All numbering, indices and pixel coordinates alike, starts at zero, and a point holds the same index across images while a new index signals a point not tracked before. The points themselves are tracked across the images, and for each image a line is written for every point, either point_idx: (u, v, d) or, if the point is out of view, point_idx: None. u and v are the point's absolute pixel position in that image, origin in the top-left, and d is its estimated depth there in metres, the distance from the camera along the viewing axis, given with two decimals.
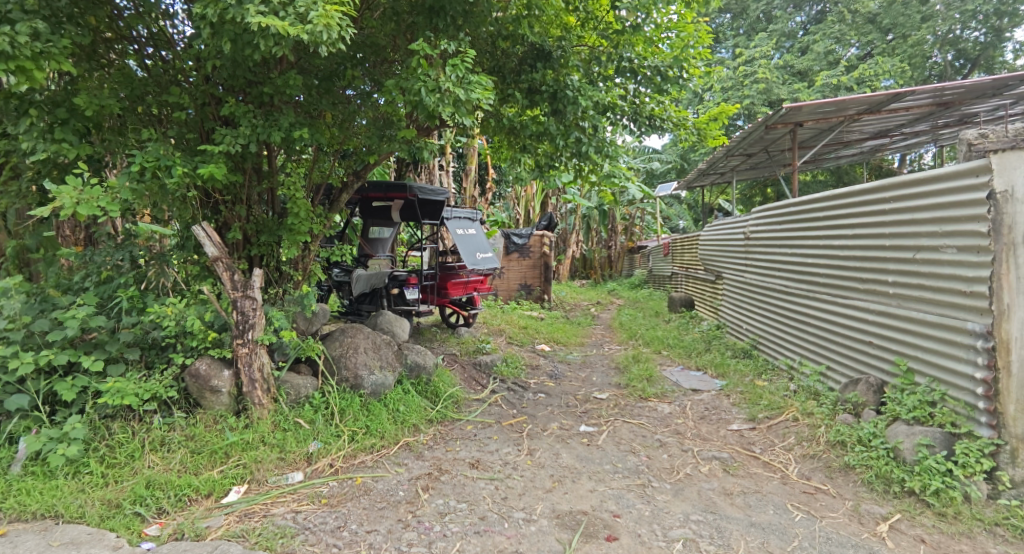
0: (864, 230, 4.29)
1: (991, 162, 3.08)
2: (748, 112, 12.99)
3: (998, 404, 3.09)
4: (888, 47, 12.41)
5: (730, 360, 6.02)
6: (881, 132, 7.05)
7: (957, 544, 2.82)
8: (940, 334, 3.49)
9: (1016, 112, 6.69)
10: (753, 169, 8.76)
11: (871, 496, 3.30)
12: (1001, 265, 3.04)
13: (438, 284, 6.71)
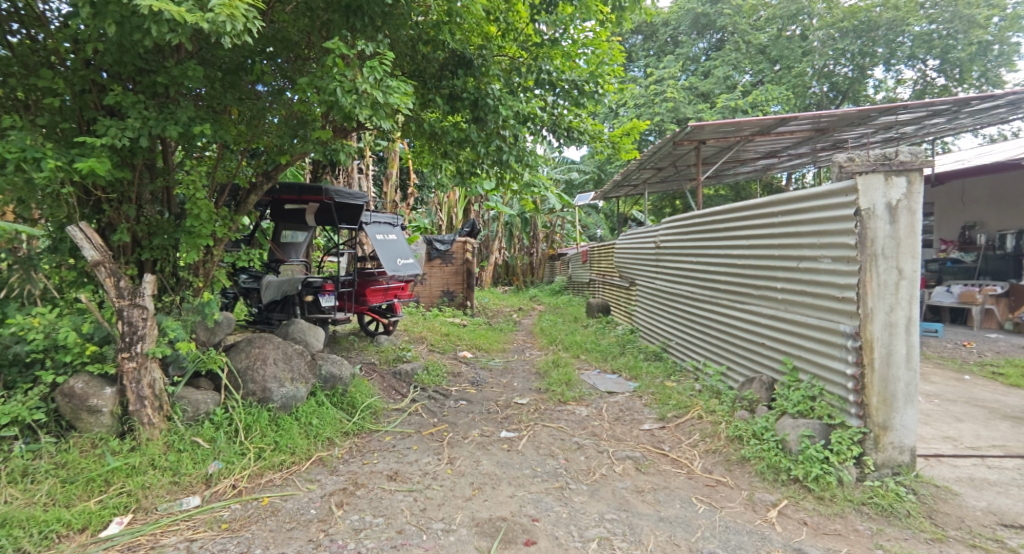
0: (756, 241, 4.69)
1: (856, 183, 3.50)
2: (658, 128, 13.78)
3: (864, 397, 3.49)
4: (775, 76, 13.71)
5: (643, 362, 6.33)
6: (771, 152, 7.77)
7: (832, 524, 3.15)
8: (819, 336, 3.89)
9: (877, 139, 7.63)
10: (662, 182, 9.32)
11: (763, 484, 3.61)
12: (866, 273, 3.46)
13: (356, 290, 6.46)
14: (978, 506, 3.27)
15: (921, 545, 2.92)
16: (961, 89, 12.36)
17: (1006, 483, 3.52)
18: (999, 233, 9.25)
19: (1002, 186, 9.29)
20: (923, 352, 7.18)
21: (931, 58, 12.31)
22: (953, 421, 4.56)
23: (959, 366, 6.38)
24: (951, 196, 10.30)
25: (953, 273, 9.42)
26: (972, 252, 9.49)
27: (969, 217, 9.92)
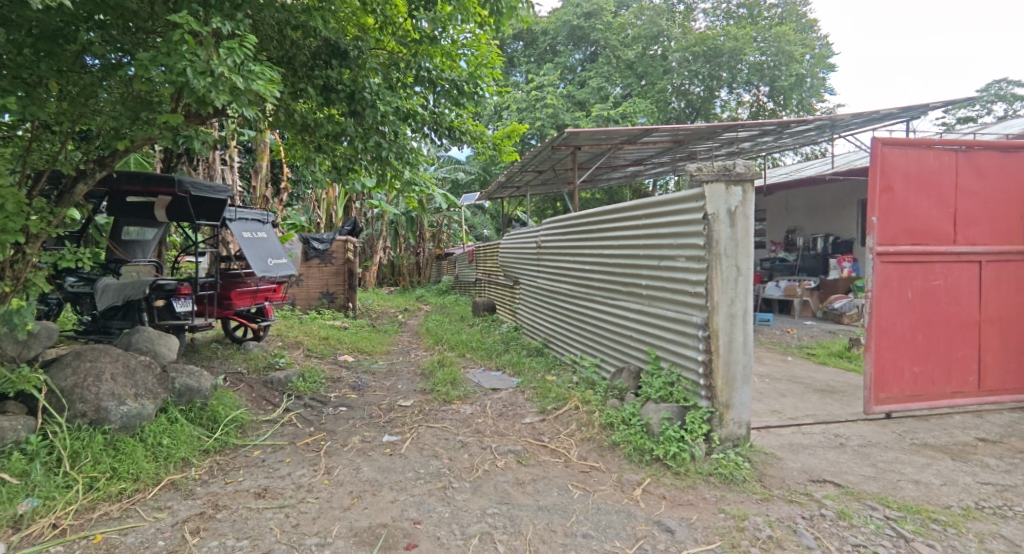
0: (625, 242, 5.09)
1: (704, 190, 3.95)
2: (539, 133, 14.28)
3: (712, 380, 3.96)
4: (642, 90, 15.08)
5: (525, 358, 6.55)
6: (638, 160, 8.44)
7: (686, 495, 3.52)
8: (676, 327, 4.34)
9: (723, 152, 8.66)
10: (543, 185, 9.69)
11: (630, 466, 3.93)
12: (713, 271, 3.92)
13: (218, 294, 5.87)
14: (794, 467, 3.89)
15: (753, 505, 3.39)
16: (785, 114, 14.28)
17: (816, 446, 4.23)
18: (812, 236, 11.07)
19: (815, 197, 11.06)
20: (758, 338, 8.31)
21: (763, 85, 14.13)
22: (780, 396, 5.36)
23: (785, 349, 7.49)
24: (777, 204, 12.10)
25: (781, 271, 11.09)
26: (793, 252, 11.40)
27: (791, 222, 11.76)
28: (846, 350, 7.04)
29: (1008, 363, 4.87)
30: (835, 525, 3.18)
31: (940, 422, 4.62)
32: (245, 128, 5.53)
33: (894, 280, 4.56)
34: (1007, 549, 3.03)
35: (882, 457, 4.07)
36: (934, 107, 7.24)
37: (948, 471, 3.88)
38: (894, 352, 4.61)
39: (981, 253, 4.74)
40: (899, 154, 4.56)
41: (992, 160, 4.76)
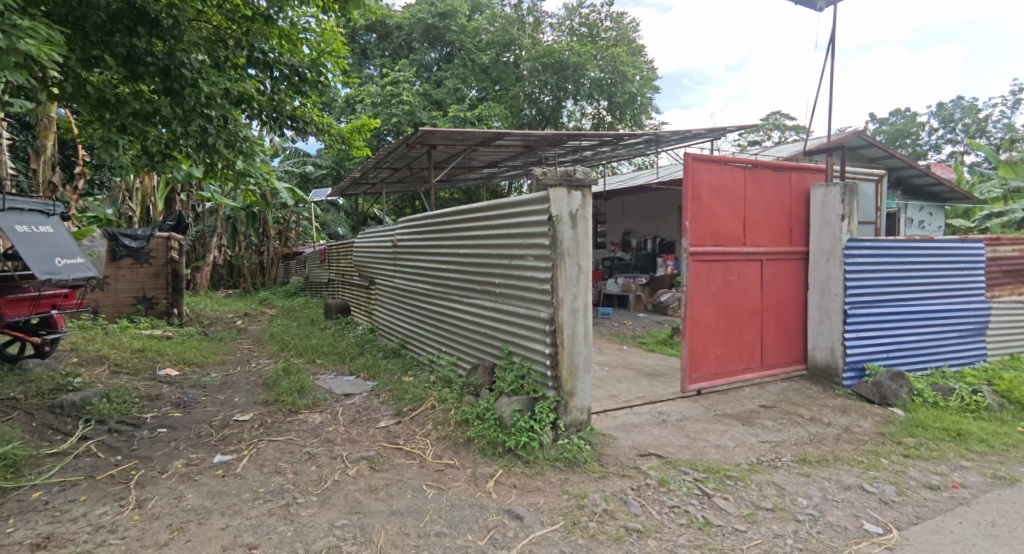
0: (479, 241, 5.18)
1: (549, 194, 4.19)
2: (395, 129, 13.74)
3: (558, 371, 4.24)
4: (496, 94, 15.59)
5: (381, 361, 6.34)
6: (493, 162, 8.63)
7: (535, 482, 3.71)
8: (525, 322, 4.55)
9: (569, 159, 9.29)
10: (399, 183, 9.45)
11: (483, 460, 4.02)
12: (558, 269, 4.18)
13: None
14: (626, 444, 4.35)
15: (592, 482, 3.72)
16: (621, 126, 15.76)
17: (643, 424, 4.78)
18: (644, 238, 12.45)
19: (644, 202, 12.43)
20: (598, 330, 9.09)
21: (602, 100, 15.39)
22: (616, 381, 5.96)
23: (622, 339, 8.32)
24: (615, 209, 13.34)
25: (620, 269, 12.62)
26: (629, 252, 12.75)
27: (627, 225, 12.99)
28: (669, 338, 8.07)
29: (781, 342, 6.02)
30: (657, 491, 3.64)
31: (735, 394, 5.54)
32: (22, 96, 4.56)
33: (702, 276, 5.35)
34: (778, 493, 3.76)
35: (693, 427, 4.74)
36: (730, 129, 8.59)
37: (740, 435, 4.66)
38: (702, 337, 5.42)
39: (762, 254, 5.77)
40: (704, 168, 5.35)
41: (769, 177, 5.83)
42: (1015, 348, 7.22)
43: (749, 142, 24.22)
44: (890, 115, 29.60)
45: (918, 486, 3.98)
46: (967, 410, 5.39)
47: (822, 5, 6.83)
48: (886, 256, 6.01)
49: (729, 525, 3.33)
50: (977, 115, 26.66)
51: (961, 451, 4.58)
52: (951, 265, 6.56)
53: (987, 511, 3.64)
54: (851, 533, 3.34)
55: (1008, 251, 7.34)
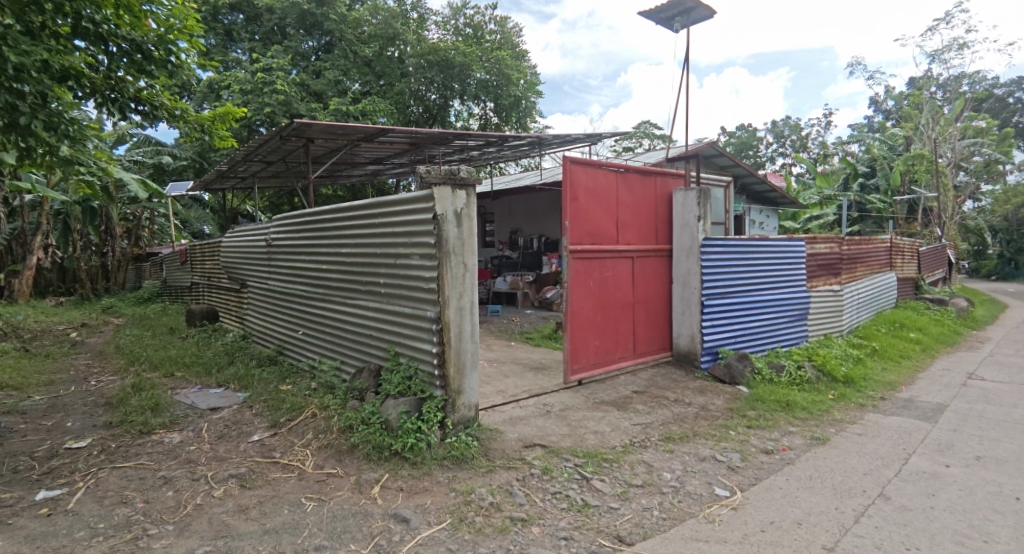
0: (362, 240, 4.98)
1: (433, 192, 4.15)
2: (268, 120, 12.53)
3: (445, 369, 4.23)
4: (380, 89, 15.02)
5: (254, 370, 5.86)
6: (377, 159, 8.35)
7: (422, 483, 3.64)
8: (411, 322, 4.48)
9: (455, 158, 9.28)
10: (274, 178, 8.78)
11: (368, 465, 3.86)
12: (444, 267, 4.16)
13: None
14: (512, 437, 4.47)
15: (479, 477, 3.76)
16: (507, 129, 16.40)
17: (529, 416, 4.95)
18: (530, 237, 12.79)
19: (530, 203, 12.81)
20: (487, 329, 9.25)
21: (488, 101, 15.96)
22: (503, 377, 6.11)
23: (508, 336, 8.54)
24: (502, 209, 13.59)
25: (508, 268, 12.83)
26: (516, 251, 13.03)
27: (514, 225, 13.29)
28: (553, 333, 8.49)
29: (650, 332, 6.57)
30: (541, 480, 3.79)
31: (611, 382, 5.94)
32: None
33: (580, 272, 5.66)
34: (648, 470, 4.11)
35: (574, 416, 5.02)
36: (606, 135, 9.15)
37: (616, 419, 5.02)
38: (580, 329, 5.74)
39: (632, 251, 6.24)
40: (581, 171, 5.66)
41: (637, 180, 6.33)
42: (828, 330, 8.61)
43: (625, 148, 26.12)
44: (735, 128, 33.52)
45: (759, 452, 4.59)
46: (793, 383, 6.31)
47: (678, 26, 7.64)
48: (733, 253, 6.82)
49: (605, 504, 3.58)
50: (800, 132, 31.20)
51: (789, 418, 5.37)
52: (781, 260, 7.65)
53: (809, 467, 4.31)
54: (706, 498, 3.77)
55: (821, 248, 8.74)
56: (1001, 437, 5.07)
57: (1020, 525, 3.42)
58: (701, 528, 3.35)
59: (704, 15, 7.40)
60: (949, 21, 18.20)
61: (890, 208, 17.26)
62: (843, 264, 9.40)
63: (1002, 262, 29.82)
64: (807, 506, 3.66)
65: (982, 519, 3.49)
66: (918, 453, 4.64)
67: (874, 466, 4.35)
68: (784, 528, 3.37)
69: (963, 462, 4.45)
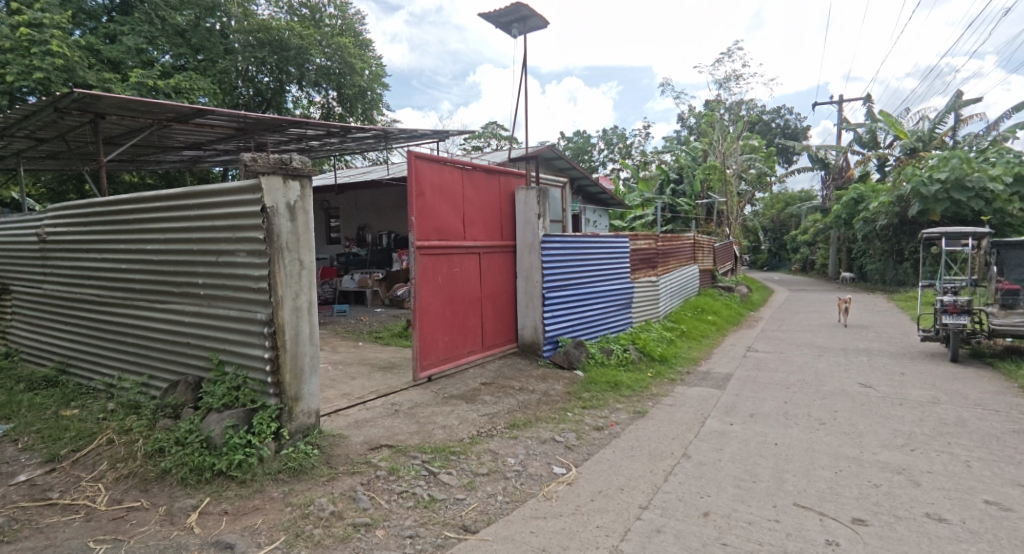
0: (174, 235, 4.37)
1: (260, 182, 3.77)
2: (38, 88, 10.16)
3: (279, 376, 3.88)
4: (199, 65, 13.10)
5: (25, 395, 4.83)
6: (194, 144, 7.39)
7: (251, 502, 3.28)
8: (238, 326, 4.03)
9: (292, 146, 8.58)
10: (51, 159, 7.30)
11: (183, 492, 3.38)
12: (276, 265, 3.81)
13: None
14: (357, 440, 4.27)
15: (320, 487, 3.52)
16: (352, 120, 15.79)
17: (376, 417, 4.78)
18: (379, 233, 12.34)
19: (377, 197, 12.38)
20: (333, 329, 8.77)
21: (330, 89, 15.20)
22: (349, 380, 5.83)
23: (355, 337, 8.18)
24: (347, 203, 12.87)
25: (356, 264, 12.33)
26: (365, 247, 12.50)
27: (361, 220, 12.69)
28: (404, 331, 8.35)
29: (497, 325, 6.74)
30: (386, 481, 3.67)
31: (461, 376, 5.99)
32: None
33: (428, 269, 5.60)
34: (493, 458, 4.22)
35: (423, 413, 4.96)
36: (454, 133, 9.14)
37: (464, 412, 5.07)
38: (429, 325, 5.68)
39: (479, 247, 6.34)
40: (425, 166, 5.59)
41: (483, 179, 6.46)
42: (648, 316, 9.65)
43: (472, 146, 26.49)
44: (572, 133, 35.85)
45: (591, 429, 4.98)
46: (621, 364, 6.96)
47: (516, 33, 7.88)
48: (569, 248, 7.30)
49: (451, 497, 3.59)
50: (625, 140, 34.47)
51: (617, 397, 5.91)
52: (610, 255, 8.37)
53: (631, 439, 4.78)
54: (545, 478, 3.98)
55: (641, 244, 9.76)
56: (771, 396, 6.14)
57: (783, 465, 4.16)
58: (540, 507, 3.52)
59: (539, 24, 7.77)
60: (732, 54, 21.44)
61: (693, 210, 19.81)
62: (659, 258, 10.60)
63: (770, 256, 36.29)
64: (630, 473, 4.05)
65: (757, 465, 4.17)
66: (712, 416, 5.41)
67: (681, 431, 4.98)
68: (611, 495, 3.68)
69: (744, 420, 5.29)
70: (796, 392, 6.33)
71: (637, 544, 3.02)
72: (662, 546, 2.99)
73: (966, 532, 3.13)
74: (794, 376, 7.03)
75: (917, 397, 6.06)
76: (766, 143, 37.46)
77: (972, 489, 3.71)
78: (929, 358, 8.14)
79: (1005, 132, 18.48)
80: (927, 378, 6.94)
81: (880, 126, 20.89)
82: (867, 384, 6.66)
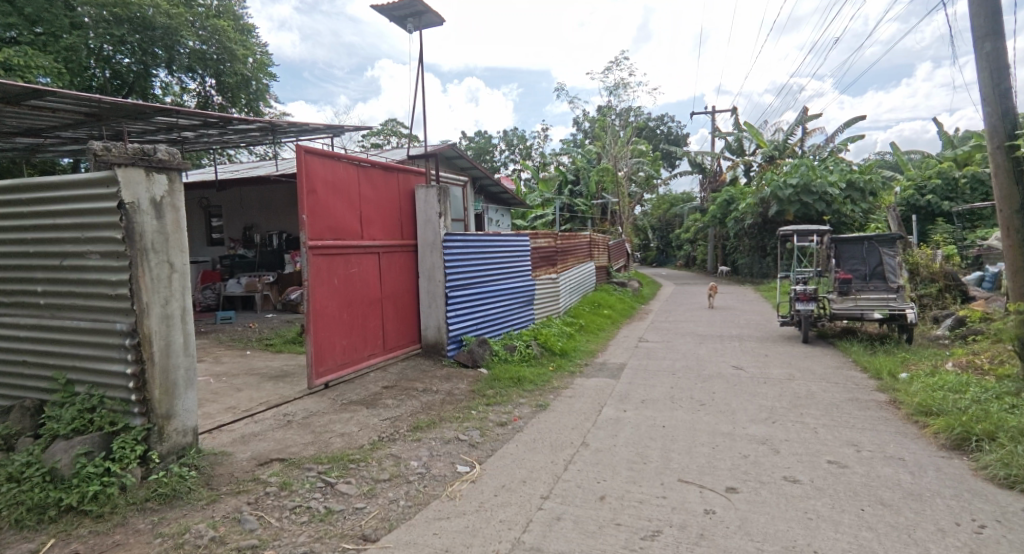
0: (4, 237, 3.76)
1: (115, 174, 3.32)
2: None
3: (146, 393, 3.46)
4: (36, 39, 11.37)
5: None
6: (33, 129, 6.41)
7: (111, 537, 2.86)
8: (92, 339, 3.55)
9: (160, 136, 7.73)
10: None
11: (19, 535, 2.86)
12: (138, 268, 3.38)
13: None
14: (243, 457, 3.93)
15: (197, 512, 3.16)
16: (234, 111, 14.86)
17: (265, 430, 4.43)
18: (268, 233, 11.51)
19: (264, 195, 11.55)
20: (215, 338, 8.03)
21: (208, 76, 14.06)
22: (235, 392, 5.36)
23: (241, 345, 7.55)
24: (230, 199, 11.85)
25: (241, 267, 11.44)
26: (252, 248, 11.60)
27: (246, 220, 11.76)
28: (298, 337, 7.86)
29: (399, 326, 6.54)
30: (276, 498, 3.40)
31: (361, 381, 5.74)
32: None
33: (323, 270, 5.30)
34: (395, 463, 4.07)
35: (319, 422, 4.68)
36: (349, 129, 8.74)
37: (364, 418, 4.86)
38: (325, 330, 5.37)
39: (377, 246, 6.11)
40: (316, 161, 5.28)
41: (380, 176, 6.24)
42: (548, 312, 9.87)
43: (369, 144, 25.67)
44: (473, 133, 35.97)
45: (494, 425, 4.97)
46: (524, 360, 7.05)
47: (412, 28, 7.69)
48: (471, 246, 7.27)
49: (349, 507, 3.40)
50: (525, 142, 35.09)
51: (519, 392, 5.96)
52: (511, 253, 8.45)
53: (533, 432, 4.84)
54: (449, 478, 3.90)
55: (541, 242, 9.96)
56: (659, 382, 6.53)
57: (670, 445, 4.41)
58: (443, 507, 3.43)
59: (435, 21, 7.65)
60: (619, 63, 22.64)
61: (590, 211, 20.46)
62: (557, 256, 10.87)
63: (657, 253, 38.91)
64: (532, 465, 4.09)
65: (648, 447, 4.40)
66: (608, 404, 5.63)
67: (580, 421, 5.12)
68: (513, 489, 3.69)
69: (637, 406, 5.56)
70: (681, 376, 6.79)
71: (538, 534, 3.04)
72: (561, 533, 3.04)
73: (815, 489, 3.51)
74: (679, 363, 7.54)
75: (777, 375, 6.75)
76: (652, 148, 40.06)
77: (820, 451, 4.18)
78: (787, 340, 9.11)
79: (841, 143, 21.21)
80: (785, 358, 7.76)
81: (746, 135, 23.08)
82: (739, 366, 7.32)
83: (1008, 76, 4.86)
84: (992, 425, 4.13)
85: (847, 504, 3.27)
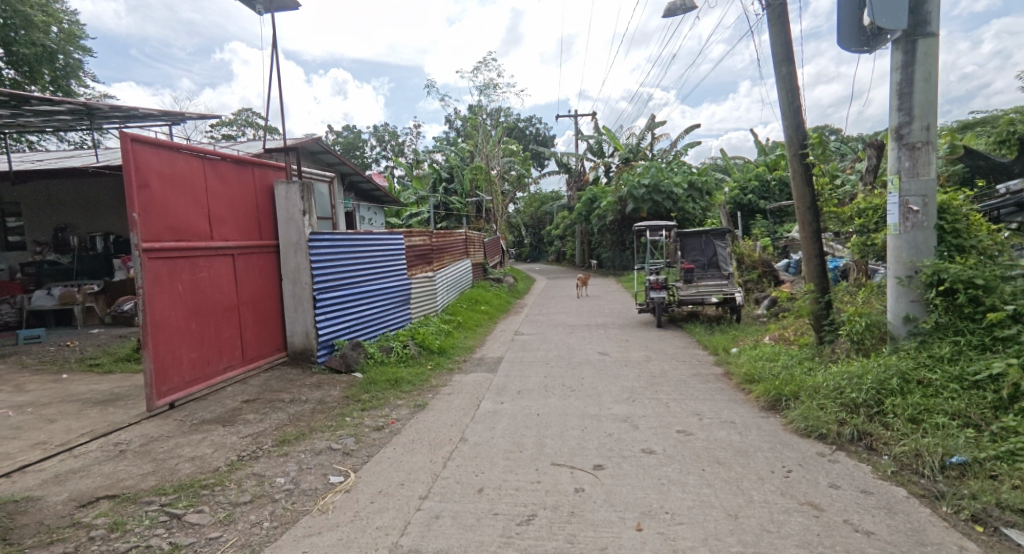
0: None
1: None
2: None
3: None
4: None
5: None
6: None
7: None
8: None
9: None
10: None
11: None
12: None
13: None
14: (59, 499, 3.31)
15: None
16: (34, 88, 12.63)
17: (88, 465, 3.77)
18: (89, 234, 9.93)
19: (81, 190, 9.94)
20: (20, 361, 6.74)
21: None
22: (46, 424, 4.52)
23: (56, 368, 6.42)
24: (35, 196, 10.03)
25: (52, 276, 9.66)
26: (67, 253, 9.88)
27: (57, 219, 10.03)
28: (132, 353, 6.87)
29: (261, 334, 5.99)
30: (104, 541, 2.90)
31: (215, 397, 5.15)
32: None
33: (162, 275, 4.66)
34: (257, 482, 3.69)
35: (161, 448, 4.11)
36: (190, 116, 7.79)
37: (219, 437, 4.36)
38: (168, 343, 4.73)
39: (231, 247, 5.52)
40: (148, 152, 4.61)
41: (231, 170, 5.64)
42: (426, 311, 9.67)
43: (219, 135, 23.36)
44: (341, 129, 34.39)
45: (370, 430, 4.74)
46: (400, 361, 6.83)
47: (261, 9, 7.02)
48: (339, 245, 6.83)
49: (201, 538, 3.00)
50: (397, 138, 34.15)
51: (396, 394, 5.75)
52: (383, 252, 8.11)
53: (412, 433, 4.69)
54: (321, 490, 3.62)
55: (415, 240, 9.71)
56: (533, 372, 6.71)
57: (544, 432, 4.52)
58: (313, 523, 3.17)
59: (288, 5, 7.10)
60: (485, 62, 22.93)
61: (464, 209, 20.65)
62: (433, 254, 10.68)
63: (530, 250, 40.28)
64: (409, 467, 3.95)
65: (524, 435, 4.47)
66: (486, 398, 5.64)
67: (458, 417, 5.07)
68: (390, 493, 3.52)
69: (513, 397, 5.64)
70: (552, 365, 7.04)
71: (416, 535, 2.92)
72: (440, 530, 2.95)
73: (667, 457, 3.80)
74: (552, 353, 7.82)
75: (636, 358, 7.27)
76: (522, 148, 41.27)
77: (671, 423, 4.55)
78: (644, 326, 9.88)
79: (683, 149, 23.47)
80: (643, 341, 8.40)
81: (605, 139, 24.64)
82: (603, 352, 7.77)
83: (799, 95, 5.64)
84: (797, 386, 4.75)
85: (691, 467, 3.58)
